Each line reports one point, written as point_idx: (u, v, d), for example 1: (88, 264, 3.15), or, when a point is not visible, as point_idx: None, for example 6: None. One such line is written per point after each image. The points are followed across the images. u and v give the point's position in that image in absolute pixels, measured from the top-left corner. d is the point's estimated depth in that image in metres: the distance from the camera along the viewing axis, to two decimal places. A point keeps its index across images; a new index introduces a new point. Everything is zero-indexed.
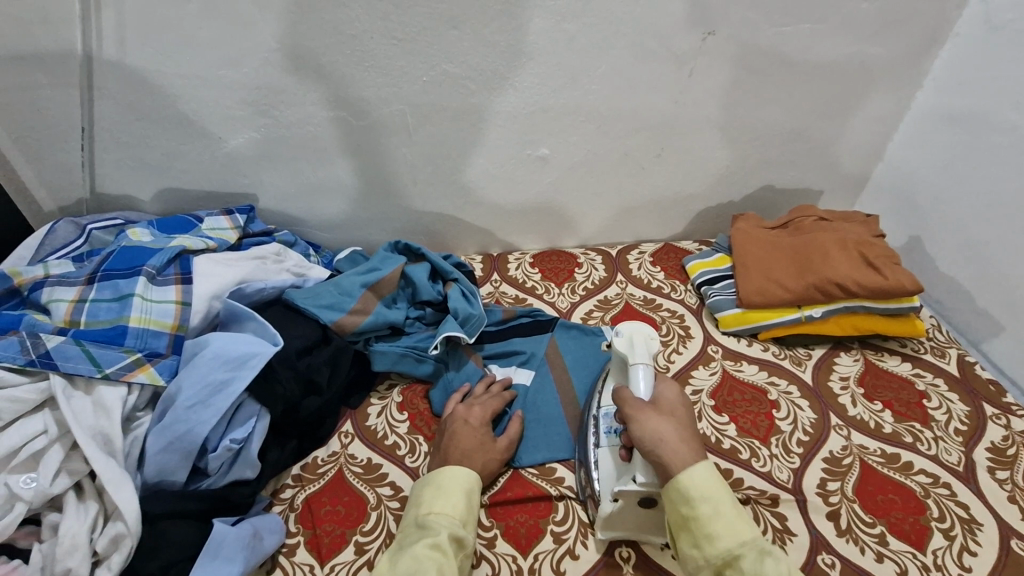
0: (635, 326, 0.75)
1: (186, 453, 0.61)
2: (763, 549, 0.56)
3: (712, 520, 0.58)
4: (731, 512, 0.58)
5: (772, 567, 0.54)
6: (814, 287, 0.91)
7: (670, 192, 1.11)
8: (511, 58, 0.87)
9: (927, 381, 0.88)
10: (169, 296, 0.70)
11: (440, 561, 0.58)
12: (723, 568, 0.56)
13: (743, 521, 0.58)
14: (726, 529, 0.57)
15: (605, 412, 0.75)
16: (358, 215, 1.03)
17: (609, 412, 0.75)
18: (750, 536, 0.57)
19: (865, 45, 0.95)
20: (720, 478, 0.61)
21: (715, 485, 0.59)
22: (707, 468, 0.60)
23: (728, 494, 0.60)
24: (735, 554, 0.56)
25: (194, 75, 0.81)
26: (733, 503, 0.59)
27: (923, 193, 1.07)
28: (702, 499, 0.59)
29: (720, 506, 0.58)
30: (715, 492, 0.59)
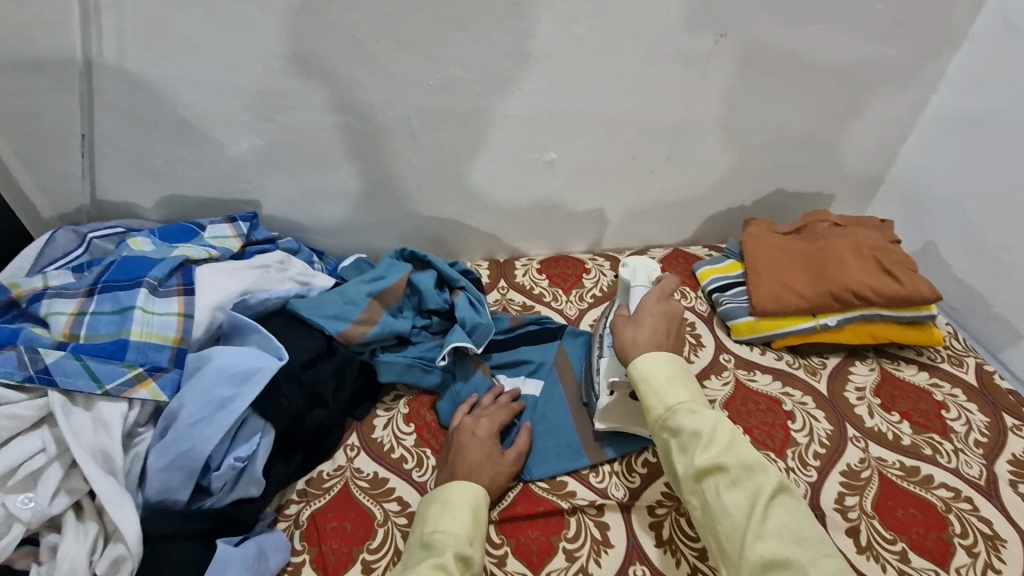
0: (642, 259, 0.85)
1: (189, 470, 0.60)
2: (690, 407, 0.60)
3: (647, 391, 0.63)
4: (666, 382, 0.63)
5: (695, 421, 0.59)
6: (829, 294, 0.89)
7: (679, 197, 1.09)
8: (518, 61, 0.85)
9: (945, 390, 0.86)
10: (172, 308, 0.68)
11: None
12: (661, 431, 0.62)
13: (676, 387, 0.63)
14: (658, 397, 0.63)
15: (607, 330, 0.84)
16: (362, 221, 1.01)
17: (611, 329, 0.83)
18: (681, 399, 0.62)
19: (879, 47, 0.94)
20: (661, 355, 0.65)
21: (651, 362, 0.64)
22: (645, 352, 0.66)
23: (668, 367, 0.64)
24: (665, 415, 0.61)
25: (196, 80, 0.80)
26: (670, 375, 0.64)
27: (938, 198, 1.05)
28: (639, 376, 0.64)
29: (652, 379, 0.63)
30: (649, 369, 0.64)
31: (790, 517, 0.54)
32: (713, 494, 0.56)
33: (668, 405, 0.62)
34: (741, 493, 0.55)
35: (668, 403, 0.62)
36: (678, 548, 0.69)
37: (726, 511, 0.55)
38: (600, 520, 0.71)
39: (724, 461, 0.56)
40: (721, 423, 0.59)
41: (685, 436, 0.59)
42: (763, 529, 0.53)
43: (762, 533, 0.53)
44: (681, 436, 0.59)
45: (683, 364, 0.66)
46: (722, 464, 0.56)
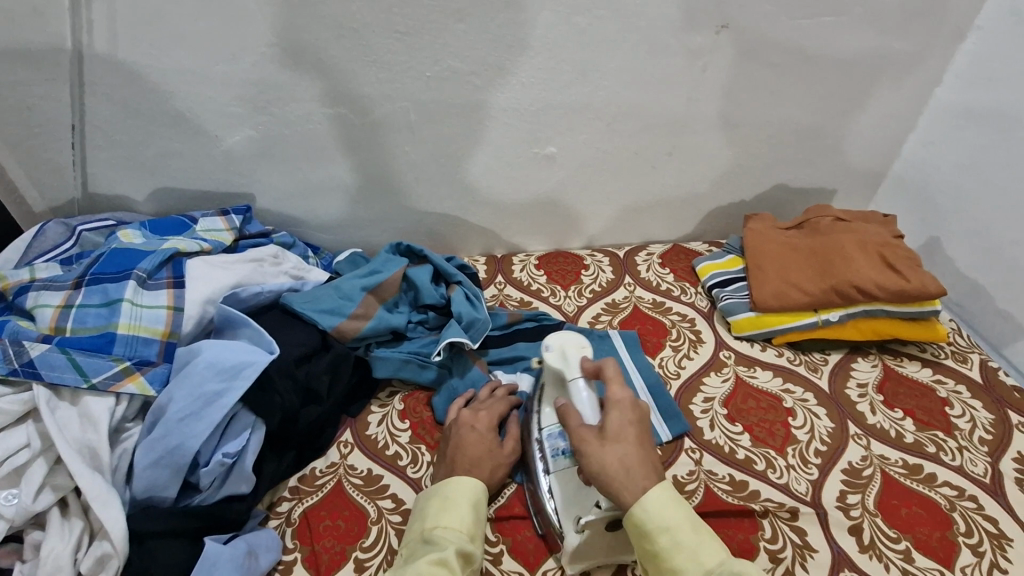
0: (564, 337, 0.71)
1: (177, 467, 0.58)
2: (733, 569, 0.54)
3: (675, 551, 0.55)
4: (693, 534, 0.56)
5: None
6: (833, 290, 0.88)
7: (680, 192, 1.08)
8: (519, 52, 0.83)
9: (949, 387, 0.85)
10: (161, 301, 0.67)
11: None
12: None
13: (705, 543, 0.56)
14: (690, 557, 0.55)
15: (548, 433, 0.72)
16: (358, 215, 1.00)
17: (552, 433, 0.71)
18: (718, 557, 0.55)
19: (885, 39, 0.92)
20: (676, 499, 0.58)
21: (671, 509, 0.57)
22: (662, 492, 0.58)
23: (688, 514, 0.58)
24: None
25: (189, 71, 0.78)
26: (694, 524, 0.57)
27: (941, 192, 1.03)
28: (661, 529, 0.56)
29: (678, 530, 0.56)
30: (672, 517, 0.57)
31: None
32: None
33: (706, 568, 0.54)
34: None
35: (705, 566, 0.54)
36: None
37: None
38: None
39: None
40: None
41: None
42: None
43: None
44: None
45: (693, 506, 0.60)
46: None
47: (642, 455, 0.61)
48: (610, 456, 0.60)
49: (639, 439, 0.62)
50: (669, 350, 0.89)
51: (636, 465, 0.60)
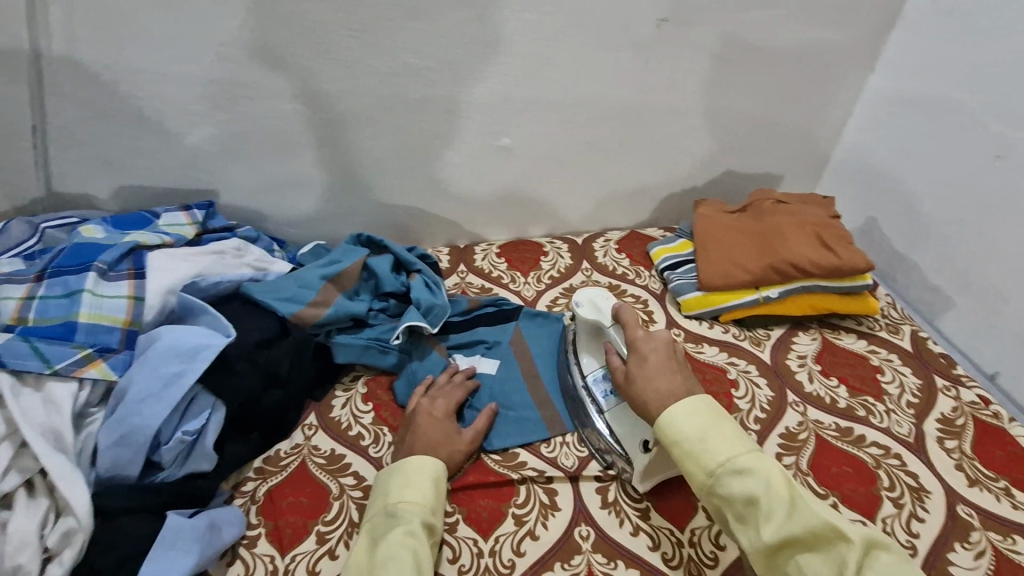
0: (591, 292, 0.82)
1: (139, 446, 0.61)
2: (735, 468, 0.59)
3: (686, 457, 0.62)
4: (699, 441, 0.61)
5: (743, 486, 0.58)
6: (771, 267, 0.93)
7: (634, 180, 1.12)
8: (470, 47, 0.87)
9: (882, 356, 0.91)
10: (122, 291, 0.69)
11: (415, 549, 0.60)
12: (710, 497, 0.60)
13: (711, 447, 0.61)
14: (697, 463, 0.61)
15: (593, 378, 0.80)
16: (321, 209, 1.03)
17: (597, 377, 0.80)
18: (722, 459, 0.60)
19: (820, 29, 0.97)
20: (686, 412, 0.63)
21: (678, 422, 0.63)
22: (669, 414, 0.64)
23: (699, 423, 0.63)
24: (711, 483, 0.60)
25: (149, 70, 0.81)
26: (701, 431, 0.62)
27: (879, 175, 1.09)
28: (674, 441, 0.63)
29: (684, 442, 0.62)
30: (679, 431, 0.63)
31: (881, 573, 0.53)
32: (796, 567, 0.55)
33: (710, 470, 0.60)
34: (823, 560, 0.54)
35: (710, 468, 0.60)
36: (622, 509, 0.72)
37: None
38: (548, 487, 0.74)
39: (790, 533, 0.55)
40: (776, 482, 0.57)
41: (739, 505, 0.58)
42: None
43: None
44: (735, 505, 0.58)
45: (709, 412, 0.64)
46: (790, 535, 0.55)
47: (660, 385, 0.67)
48: (633, 392, 0.69)
49: (659, 370, 0.69)
50: None
51: (654, 394, 0.67)
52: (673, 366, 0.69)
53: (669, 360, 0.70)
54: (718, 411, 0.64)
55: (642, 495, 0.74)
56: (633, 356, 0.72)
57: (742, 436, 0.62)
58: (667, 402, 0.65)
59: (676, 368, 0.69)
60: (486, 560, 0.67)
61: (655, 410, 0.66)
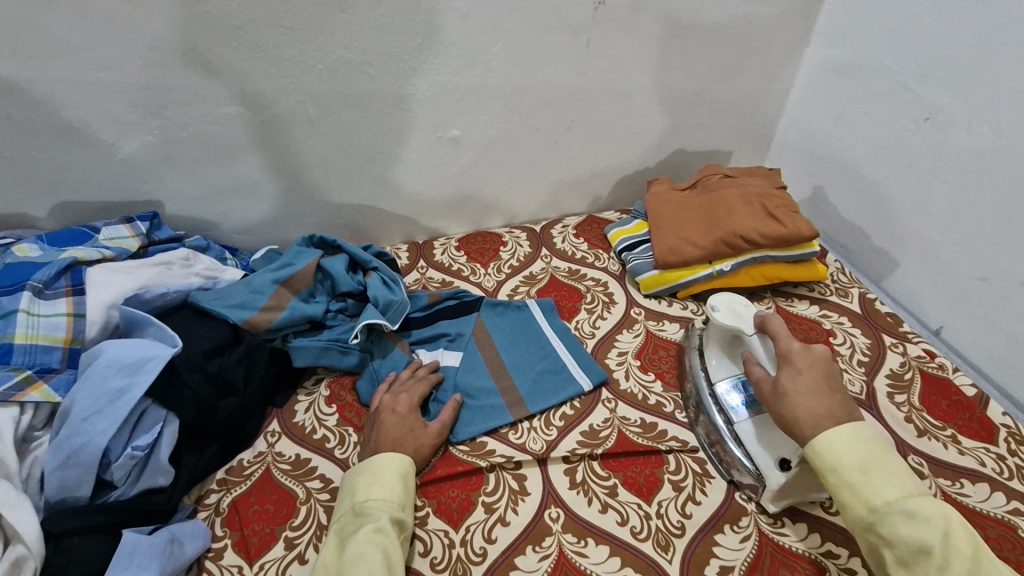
0: (729, 297, 0.78)
1: (87, 465, 0.59)
2: (906, 510, 0.55)
3: (842, 488, 0.58)
4: (862, 473, 0.58)
5: (915, 531, 0.53)
6: (721, 241, 0.94)
7: (586, 164, 1.13)
8: (407, 39, 0.86)
9: (833, 319, 0.94)
10: (59, 309, 0.67)
11: (384, 545, 0.60)
12: (867, 534, 0.57)
13: (878, 483, 0.57)
14: (858, 496, 0.57)
15: (728, 387, 0.76)
16: (272, 214, 1.01)
17: (730, 388, 0.76)
18: (889, 497, 0.56)
19: (751, 5, 0.99)
20: (848, 439, 0.60)
21: (837, 448, 0.59)
22: (828, 438, 0.60)
23: (860, 454, 0.59)
24: (872, 519, 0.56)
25: (74, 80, 0.78)
26: (864, 461, 0.58)
27: (821, 144, 1.12)
28: (829, 467, 0.59)
29: (842, 469, 0.58)
30: (838, 457, 0.59)
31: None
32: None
33: (873, 506, 0.56)
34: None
35: (872, 504, 0.56)
36: (590, 488, 0.73)
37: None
38: (517, 473, 0.75)
39: None
40: (957, 531, 0.53)
41: (905, 550, 0.54)
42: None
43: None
44: (900, 548, 0.54)
45: (874, 444, 0.60)
46: None
47: (817, 403, 0.63)
48: (781, 405, 0.64)
49: (814, 389, 0.64)
50: (584, 313, 0.95)
51: (810, 412, 0.63)
52: (832, 386, 0.65)
53: (826, 378, 0.66)
54: (883, 443, 0.60)
55: (609, 472, 0.74)
56: (784, 368, 0.67)
57: (913, 477, 0.58)
58: (823, 423, 0.62)
59: (836, 389, 0.65)
60: (458, 549, 0.67)
61: (809, 428, 0.62)
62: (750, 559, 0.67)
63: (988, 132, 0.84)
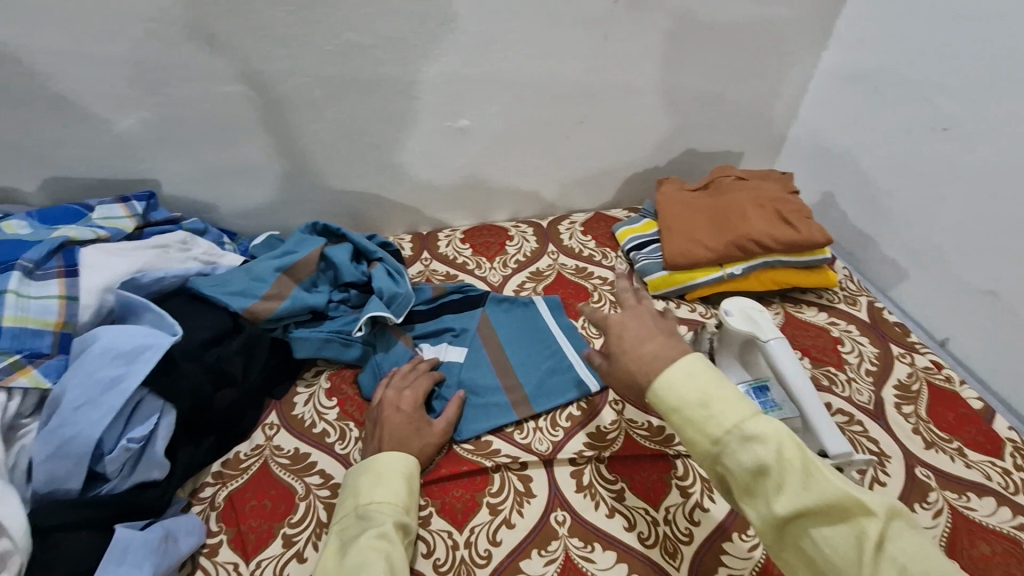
0: (743, 302, 0.75)
1: (77, 458, 0.56)
2: (745, 435, 0.50)
3: (685, 425, 0.53)
4: (702, 406, 0.52)
5: (754, 456, 0.49)
6: (734, 244, 0.93)
7: (596, 161, 1.11)
8: (419, 24, 0.83)
9: (841, 327, 0.93)
10: (51, 291, 0.64)
11: (388, 551, 0.57)
12: (713, 465, 0.52)
13: (718, 412, 0.52)
14: (700, 431, 0.52)
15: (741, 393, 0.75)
16: (273, 199, 0.98)
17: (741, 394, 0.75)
18: (730, 424, 0.51)
19: (771, 7, 0.98)
20: (685, 371, 0.54)
21: (673, 385, 0.54)
22: (665, 377, 0.54)
23: (699, 385, 0.53)
24: (716, 452, 0.51)
25: (67, 50, 0.74)
26: (703, 393, 0.53)
27: (833, 150, 1.11)
28: (673, 406, 0.54)
29: (684, 408, 0.53)
30: (678, 396, 0.53)
31: (899, 548, 0.45)
32: (810, 541, 0.47)
33: (715, 438, 0.51)
34: (840, 537, 0.46)
35: (714, 435, 0.51)
36: (597, 492, 0.71)
37: (825, 562, 0.46)
38: (522, 474, 0.73)
39: (807, 505, 0.47)
40: (790, 446, 0.49)
41: (747, 478, 0.50)
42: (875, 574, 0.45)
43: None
44: (744, 477, 0.50)
45: (709, 368, 0.55)
46: (808, 507, 0.47)
47: (644, 348, 0.58)
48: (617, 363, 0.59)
49: (640, 335, 0.60)
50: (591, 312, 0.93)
51: (638, 359, 0.57)
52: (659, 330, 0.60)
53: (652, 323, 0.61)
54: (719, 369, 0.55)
55: (617, 476, 0.73)
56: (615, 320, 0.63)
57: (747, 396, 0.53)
58: (654, 366, 0.56)
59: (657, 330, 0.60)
60: (462, 552, 0.66)
61: (642, 375, 0.56)
62: (759, 566, 0.65)
63: (1004, 146, 0.83)
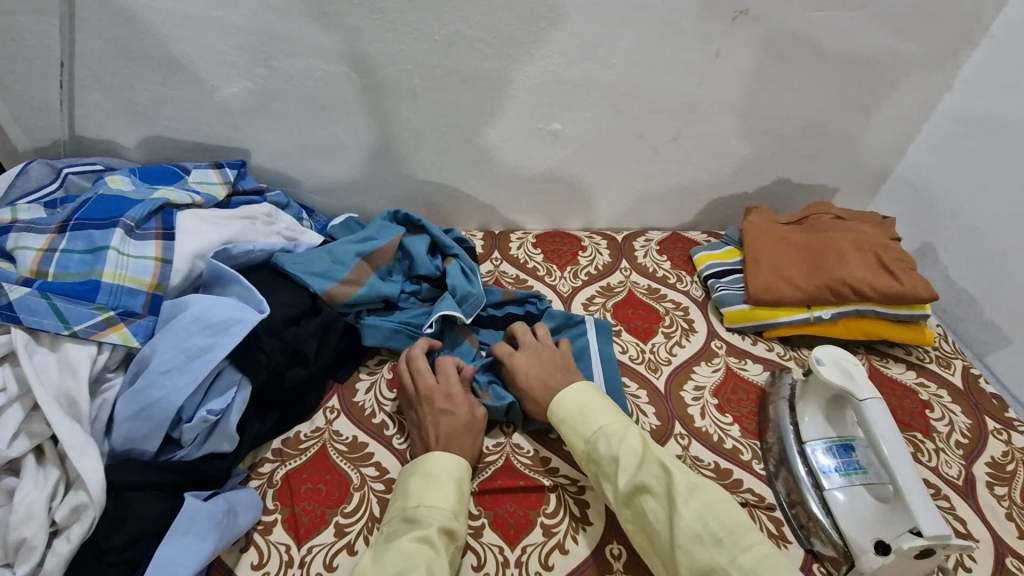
0: (837, 352, 0.73)
1: (158, 421, 0.58)
2: (605, 433, 0.65)
3: (566, 430, 0.68)
4: (578, 414, 0.67)
5: (610, 447, 0.63)
6: (826, 287, 0.89)
7: (682, 179, 1.06)
8: (529, 21, 0.81)
9: (930, 390, 0.87)
10: (149, 252, 0.65)
11: (430, 557, 0.55)
12: (589, 465, 0.66)
13: (588, 418, 0.67)
14: (576, 434, 0.67)
15: (817, 448, 0.72)
16: (355, 180, 0.98)
17: (816, 449, 0.72)
18: (597, 428, 0.66)
19: (899, 39, 0.91)
20: (570, 391, 0.70)
21: (557, 400, 0.69)
22: (556, 394, 0.70)
23: (577, 400, 0.68)
24: (587, 449, 0.65)
25: (186, 14, 0.75)
26: (580, 405, 0.68)
27: (942, 199, 1.04)
28: (558, 416, 0.69)
29: (565, 417, 0.68)
30: (561, 407, 0.69)
31: (703, 509, 0.56)
32: (642, 512, 0.59)
33: (586, 438, 0.66)
34: (661, 504, 0.58)
35: (586, 436, 0.66)
36: None
37: (653, 527, 0.58)
38: (580, 498, 0.70)
39: (641, 482, 0.59)
40: (631, 437, 0.63)
41: (606, 466, 0.63)
42: (682, 531, 0.55)
43: (683, 537, 0.55)
44: (605, 466, 0.63)
45: (589, 389, 0.70)
46: (641, 482, 0.59)
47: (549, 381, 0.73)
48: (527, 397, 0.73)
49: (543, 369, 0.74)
50: (660, 336, 0.89)
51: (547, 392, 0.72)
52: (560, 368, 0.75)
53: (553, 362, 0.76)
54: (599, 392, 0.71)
55: None
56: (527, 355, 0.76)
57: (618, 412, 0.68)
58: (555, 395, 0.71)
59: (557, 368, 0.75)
60: (512, 571, 0.63)
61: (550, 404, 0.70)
62: None
63: None
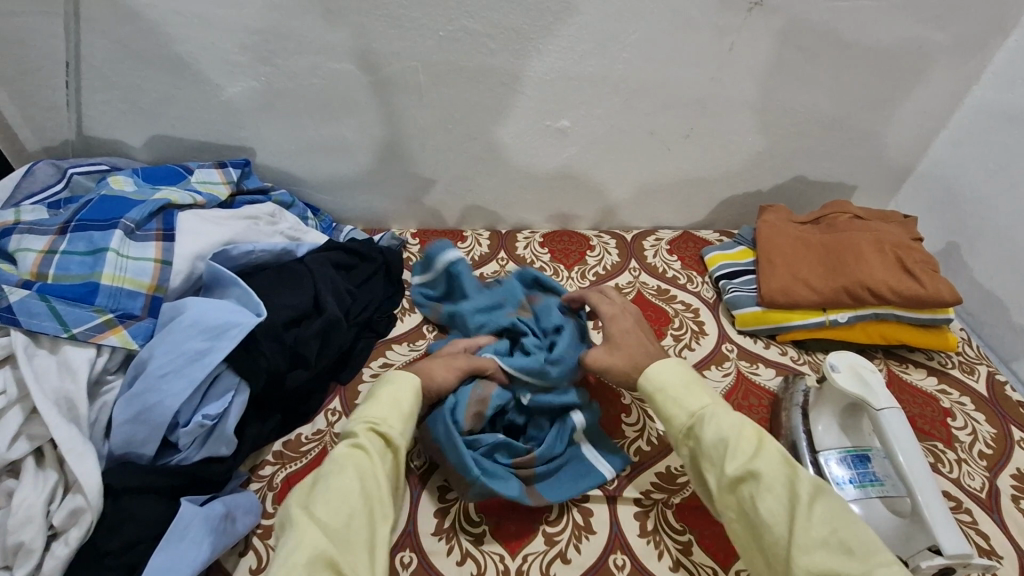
0: (854, 359, 0.70)
1: (155, 426, 0.57)
2: (712, 412, 0.61)
3: (665, 401, 0.64)
4: (683, 389, 0.64)
5: (719, 428, 0.59)
6: (843, 290, 0.86)
7: (695, 177, 1.04)
8: (537, 15, 0.78)
9: (953, 398, 0.83)
10: (149, 254, 0.65)
11: (356, 459, 0.57)
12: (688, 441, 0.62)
13: (695, 395, 0.63)
14: (678, 407, 0.63)
15: (831, 458, 0.69)
16: (359, 179, 0.97)
17: (830, 459, 0.69)
18: (702, 405, 0.62)
19: (925, 29, 0.87)
20: (670, 365, 0.67)
21: (660, 370, 0.66)
22: (654, 363, 0.67)
23: (681, 375, 0.66)
24: (689, 425, 0.62)
25: (190, 14, 0.74)
26: (686, 381, 0.65)
27: (968, 197, 1.00)
28: (656, 387, 0.65)
29: (667, 388, 0.65)
30: (664, 379, 0.65)
31: (832, 511, 0.51)
32: (748, 501, 0.54)
33: (691, 412, 0.62)
34: (772, 498, 0.53)
35: (691, 411, 0.62)
36: (662, 540, 0.66)
37: (763, 521, 0.53)
38: (583, 506, 0.69)
39: (756, 469, 0.55)
40: (741, 424, 0.59)
41: (710, 446, 0.58)
42: (808, 528, 0.50)
43: (808, 535, 0.50)
44: (709, 447, 0.59)
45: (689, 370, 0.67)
46: (756, 469, 0.55)
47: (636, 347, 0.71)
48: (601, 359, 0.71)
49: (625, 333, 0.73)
50: (670, 339, 0.87)
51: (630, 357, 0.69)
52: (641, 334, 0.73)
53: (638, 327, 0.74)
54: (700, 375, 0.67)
55: (685, 526, 0.67)
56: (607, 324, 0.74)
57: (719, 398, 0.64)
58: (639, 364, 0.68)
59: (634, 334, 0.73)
60: None
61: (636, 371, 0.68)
62: None
63: None
